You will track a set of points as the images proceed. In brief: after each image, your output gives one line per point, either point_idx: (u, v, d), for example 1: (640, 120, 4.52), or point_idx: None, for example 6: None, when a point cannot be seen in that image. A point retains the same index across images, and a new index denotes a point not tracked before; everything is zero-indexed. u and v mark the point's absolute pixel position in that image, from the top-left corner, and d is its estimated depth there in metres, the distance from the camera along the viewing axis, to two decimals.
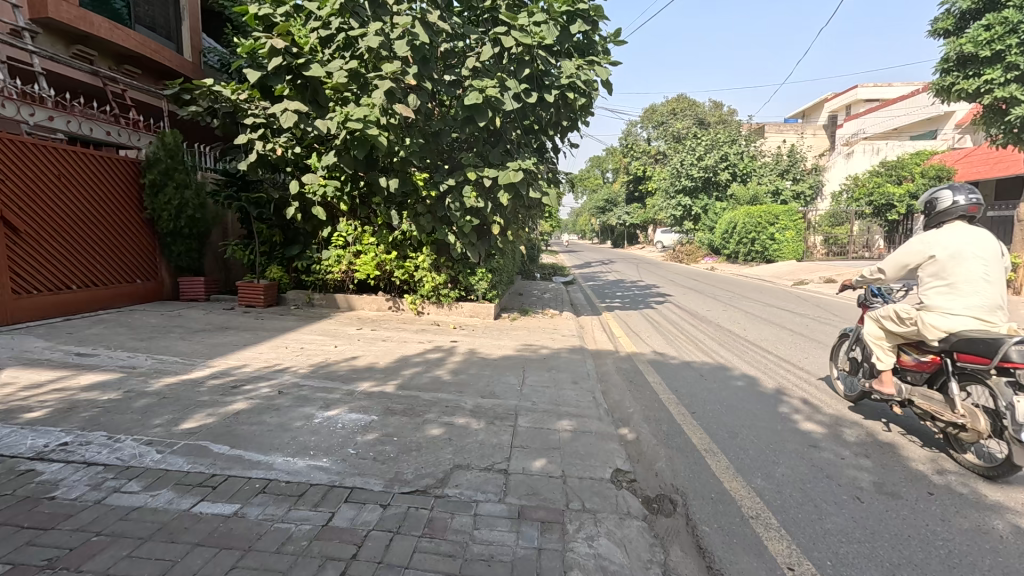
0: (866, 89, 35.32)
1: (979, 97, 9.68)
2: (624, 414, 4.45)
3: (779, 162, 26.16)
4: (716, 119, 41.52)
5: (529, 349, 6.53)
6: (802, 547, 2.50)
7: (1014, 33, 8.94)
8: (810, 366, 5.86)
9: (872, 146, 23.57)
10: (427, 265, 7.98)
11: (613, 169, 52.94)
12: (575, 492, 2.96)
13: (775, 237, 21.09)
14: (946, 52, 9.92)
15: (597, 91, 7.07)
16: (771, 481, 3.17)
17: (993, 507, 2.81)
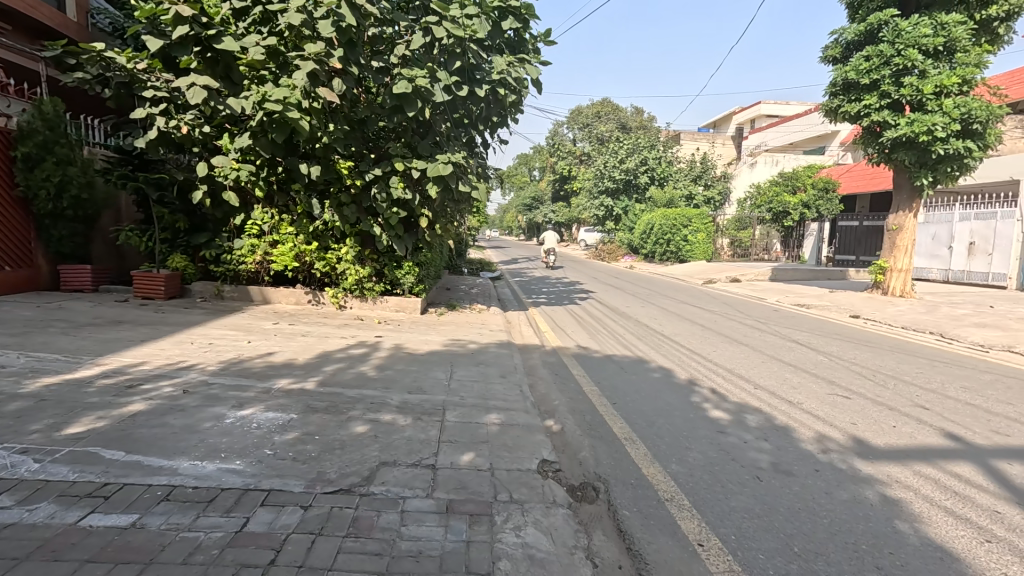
0: (768, 105, 38.59)
1: (859, 120, 10.89)
2: (550, 406, 4.58)
3: (693, 169, 27.94)
4: (638, 123, 43.52)
5: (457, 343, 6.51)
6: (710, 525, 2.71)
7: (888, 65, 10.20)
8: (718, 358, 6.35)
9: (772, 158, 25.75)
10: (350, 257, 7.66)
11: (540, 167, 53.96)
12: (504, 484, 3.01)
13: (687, 238, 22.55)
14: (833, 77, 11.07)
15: (526, 90, 7.17)
16: (684, 465, 3.40)
17: (867, 479, 3.21)
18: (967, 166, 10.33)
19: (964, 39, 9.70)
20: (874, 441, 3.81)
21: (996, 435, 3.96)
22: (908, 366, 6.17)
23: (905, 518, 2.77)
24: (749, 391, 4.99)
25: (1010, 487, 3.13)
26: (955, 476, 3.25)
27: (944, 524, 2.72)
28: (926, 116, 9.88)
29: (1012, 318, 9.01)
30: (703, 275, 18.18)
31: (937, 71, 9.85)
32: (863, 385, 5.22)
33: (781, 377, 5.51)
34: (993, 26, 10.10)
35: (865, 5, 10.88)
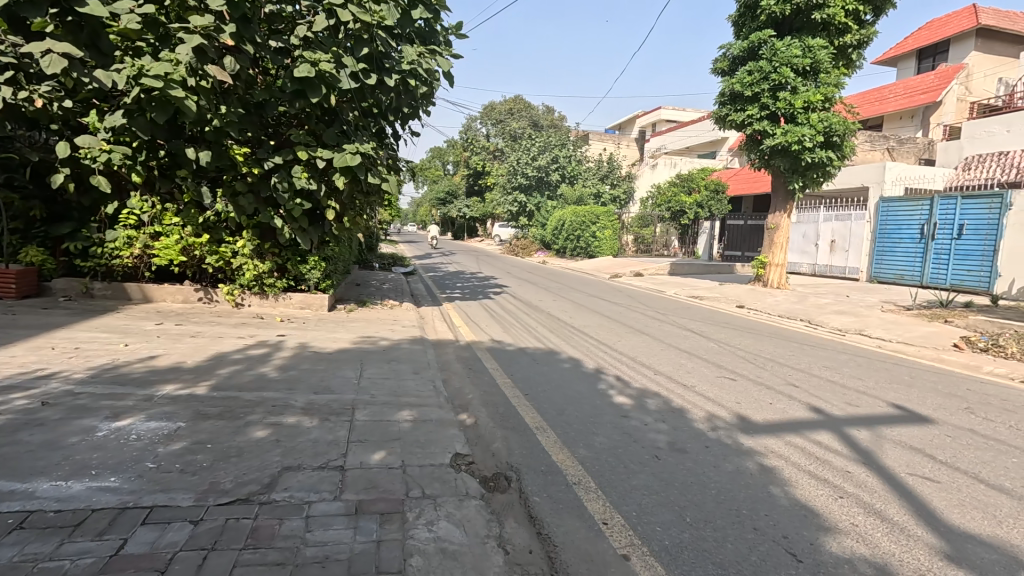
0: (668, 111, 41.41)
1: (743, 129, 12.03)
2: (464, 399, 4.60)
3: (601, 168, 29.27)
4: (549, 122, 44.64)
5: (367, 341, 6.31)
6: (614, 504, 2.88)
7: (766, 80, 11.37)
8: (622, 347, 6.73)
9: (671, 160, 27.55)
10: (247, 252, 7.11)
11: (453, 162, 53.55)
12: (417, 480, 2.97)
13: (596, 235, 23.59)
14: (722, 88, 12.12)
15: (439, 82, 7.07)
16: (591, 449, 3.57)
17: (748, 452, 3.58)
18: (829, 173, 11.81)
19: (827, 62, 11.04)
20: (754, 416, 4.26)
21: (849, 406, 4.59)
22: (782, 349, 6.95)
23: (778, 483, 3.13)
24: (649, 377, 5.35)
25: (858, 450, 3.65)
26: (817, 444, 3.73)
27: (808, 486, 3.11)
28: (797, 127, 11.14)
29: (862, 306, 10.48)
30: (610, 270, 19.13)
31: (806, 88, 11.13)
32: (746, 368, 5.81)
33: (677, 363, 5.97)
34: (848, 52, 11.59)
35: (748, 24, 11.99)
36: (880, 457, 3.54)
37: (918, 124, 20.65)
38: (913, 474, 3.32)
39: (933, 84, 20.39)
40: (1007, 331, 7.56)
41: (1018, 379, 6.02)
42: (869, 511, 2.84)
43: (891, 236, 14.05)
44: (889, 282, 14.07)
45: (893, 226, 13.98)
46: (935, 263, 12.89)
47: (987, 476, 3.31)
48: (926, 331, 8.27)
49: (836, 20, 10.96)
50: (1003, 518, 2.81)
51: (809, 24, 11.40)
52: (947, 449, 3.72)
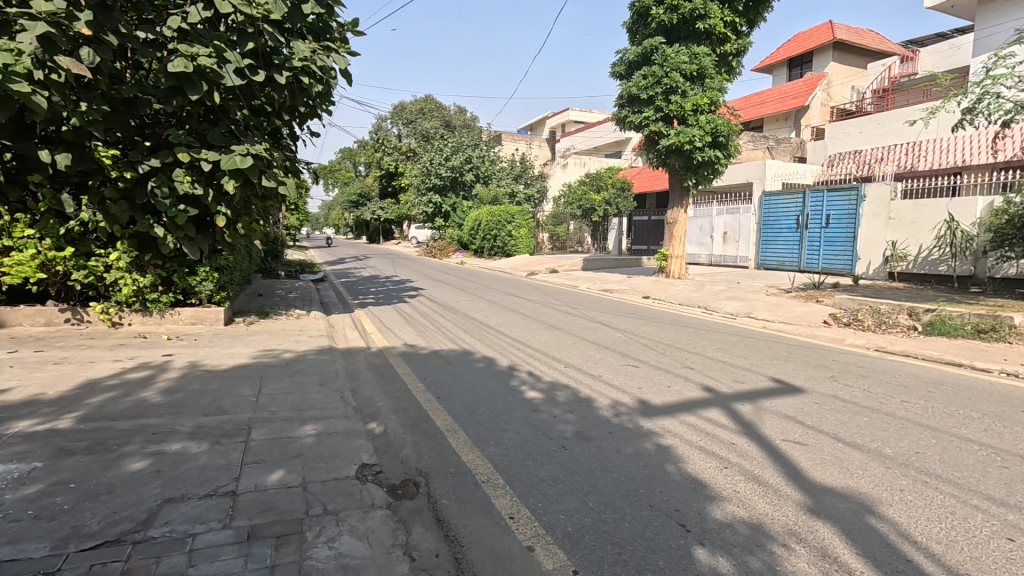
0: (575, 112, 43.02)
1: (642, 130, 12.78)
2: (373, 408, 4.46)
3: (514, 168, 29.65)
4: (461, 123, 44.46)
5: (269, 354, 5.92)
6: (521, 497, 2.94)
7: (659, 84, 12.15)
8: (536, 343, 6.87)
9: (580, 160, 28.74)
10: (123, 265, 6.39)
11: (364, 163, 51.78)
12: (318, 497, 2.84)
13: (512, 234, 23.92)
14: (620, 92, 12.79)
15: (335, 80, 6.77)
16: (501, 446, 3.62)
17: (648, 433, 3.81)
18: (718, 171, 12.84)
19: (711, 68, 11.97)
20: (654, 400, 4.54)
21: (736, 383, 5.04)
22: (682, 335, 7.46)
23: (672, 460, 3.37)
24: (560, 370, 5.53)
25: (742, 423, 4.01)
26: (708, 421, 4.05)
27: (698, 460, 3.37)
28: (688, 128, 12.00)
29: (751, 291, 11.52)
30: (527, 267, 19.50)
31: (693, 92, 12.02)
32: (648, 355, 6.18)
33: (586, 355, 6.21)
34: (729, 60, 12.66)
35: (641, 31, 12.73)
36: (760, 428, 3.92)
37: (792, 126, 23.10)
38: (786, 439, 3.71)
39: (801, 91, 22.84)
40: (864, 307, 8.68)
41: (872, 348, 6.94)
42: (749, 478, 3.13)
43: (773, 226, 15.58)
44: (773, 268, 15.58)
45: (774, 217, 15.51)
46: (809, 249, 14.48)
47: (845, 435, 3.79)
48: (802, 310, 9.27)
49: (717, 30, 11.93)
50: (856, 471, 3.22)
51: (694, 33, 12.30)
52: (813, 415, 4.20)
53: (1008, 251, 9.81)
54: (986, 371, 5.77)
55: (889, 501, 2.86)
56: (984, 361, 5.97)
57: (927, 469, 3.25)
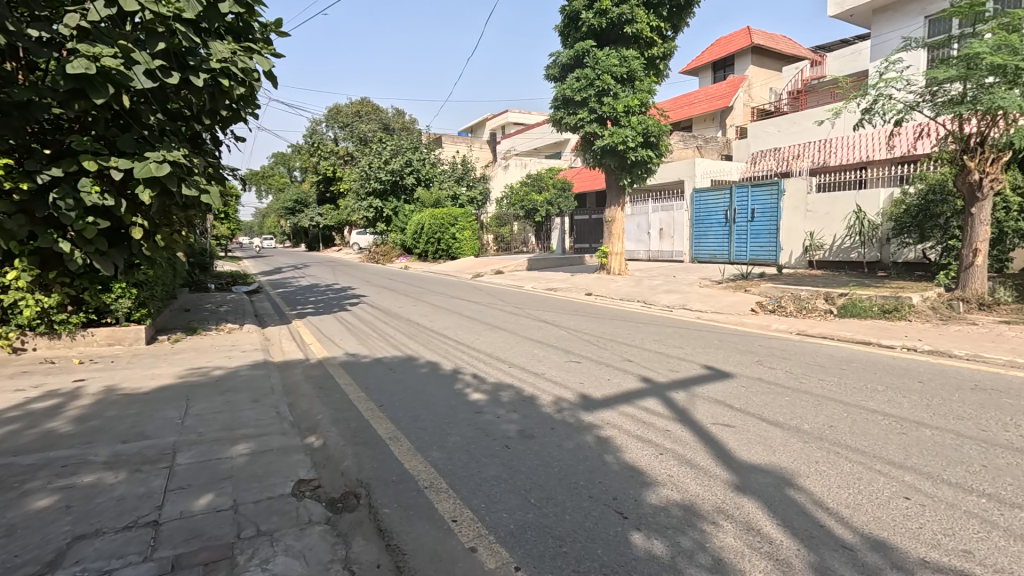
0: (514, 115, 43.53)
1: (578, 131, 13.09)
2: (311, 421, 4.31)
3: (456, 170, 28.96)
4: (400, 126, 43.75)
5: (197, 373, 5.59)
6: (464, 500, 2.94)
7: (592, 86, 12.49)
8: (481, 345, 6.88)
9: (521, 162, 29.11)
10: (24, 284, 5.84)
11: (300, 168, 49.90)
12: (250, 518, 2.72)
13: (456, 237, 23.80)
14: (555, 94, 13.07)
15: (258, 82, 6.48)
16: (444, 450, 3.61)
17: (589, 427, 3.91)
18: (651, 170, 13.37)
19: (640, 71, 12.43)
20: (594, 394, 4.67)
21: (672, 372, 5.27)
22: (622, 330, 7.69)
23: (611, 451, 3.48)
24: (504, 371, 5.56)
25: (677, 410, 4.20)
26: (645, 410, 4.22)
27: (635, 448, 3.50)
28: (621, 129, 12.40)
29: (686, 283, 12.05)
30: (472, 270, 19.42)
31: (625, 93, 12.44)
32: (590, 350, 6.35)
33: (530, 354, 6.29)
34: (657, 63, 13.20)
35: (573, 34, 13.03)
36: (692, 413, 4.12)
37: (718, 125, 24.39)
38: (716, 422, 3.93)
39: (725, 92, 24.21)
40: (786, 294, 9.32)
41: (794, 332, 7.47)
42: (682, 461, 3.29)
43: (704, 221, 16.37)
44: (706, 260, 16.36)
45: (705, 213, 16.30)
46: (738, 241, 15.30)
47: (768, 415, 4.05)
48: (733, 300, 9.81)
49: (644, 35, 12.40)
50: (778, 447, 3.45)
51: (623, 37, 12.73)
52: (741, 398, 4.47)
53: (907, 238, 10.82)
54: (891, 347, 6.35)
55: (806, 473, 3.09)
56: (889, 338, 6.57)
57: (839, 440, 3.54)
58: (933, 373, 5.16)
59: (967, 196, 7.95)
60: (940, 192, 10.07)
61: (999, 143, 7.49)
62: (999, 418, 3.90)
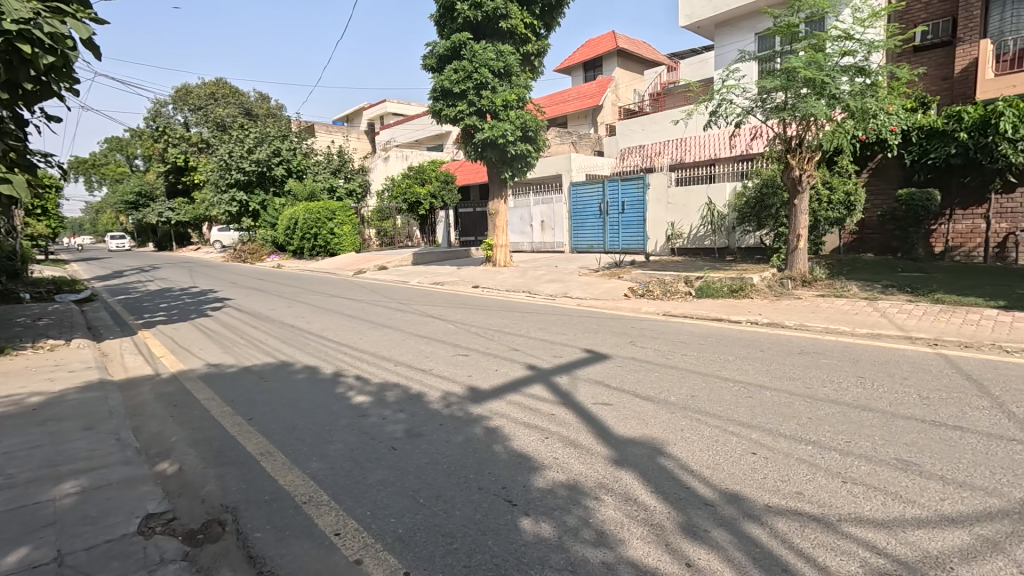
0: (393, 104, 42.13)
1: (457, 123, 13.00)
2: (164, 445, 3.76)
3: (331, 162, 27.37)
4: (264, 111, 39.99)
5: (6, 402, 4.59)
6: (347, 510, 2.76)
7: (470, 79, 12.47)
8: (364, 345, 6.55)
9: (402, 153, 28.15)
10: None
11: (142, 156, 43.40)
12: (80, 569, 2.29)
13: (334, 232, 22.41)
14: (433, 85, 12.82)
15: (74, 51, 5.44)
16: (325, 459, 3.37)
17: (478, 419, 3.91)
18: (530, 164, 13.74)
19: (515, 66, 12.68)
20: (482, 385, 4.69)
21: (555, 358, 5.48)
22: (508, 320, 7.82)
23: (499, 441, 3.51)
24: (389, 370, 5.35)
25: (560, 394, 4.37)
26: (532, 397, 4.33)
27: (522, 435, 3.58)
28: (500, 123, 12.58)
29: (566, 273, 12.63)
30: (353, 266, 18.46)
31: (502, 88, 12.61)
32: (477, 342, 6.37)
33: (417, 350, 6.13)
34: (531, 59, 13.58)
35: (448, 25, 12.84)
36: (575, 396, 4.32)
37: (590, 123, 25.85)
38: (596, 402, 4.16)
39: (595, 91, 25.73)
40: (653, 279, 10.19)
41: (661, 313, 8.20)
42: (567, 443, 3.42)
43: (581, 213, 17.28)
44: (584, 250, 17.29)
45: (581, 205, 17.22)
46: (611, 232, 16.37)
47: (640, 391, 4.39)
48: (608, 287, 10.49)
49: (518, 30, 12.64)
50: (649, 420, 3.75)
51: (498, 32, 12.86)
52: (618, 377, 4.79)
53: (748, 226, 12.44)
54: (738, 322, 7.26)
55: (673, 441, 3.39)
56: (736, 315, 7.50)
57: (699, 408, 3.95)
58: (770, 343, 5.98)
59: (791, 189, 9.33)
60: (771, 186, 11.69)
61: (812, 145, 8.88)
62: (818, 376, 4.64)
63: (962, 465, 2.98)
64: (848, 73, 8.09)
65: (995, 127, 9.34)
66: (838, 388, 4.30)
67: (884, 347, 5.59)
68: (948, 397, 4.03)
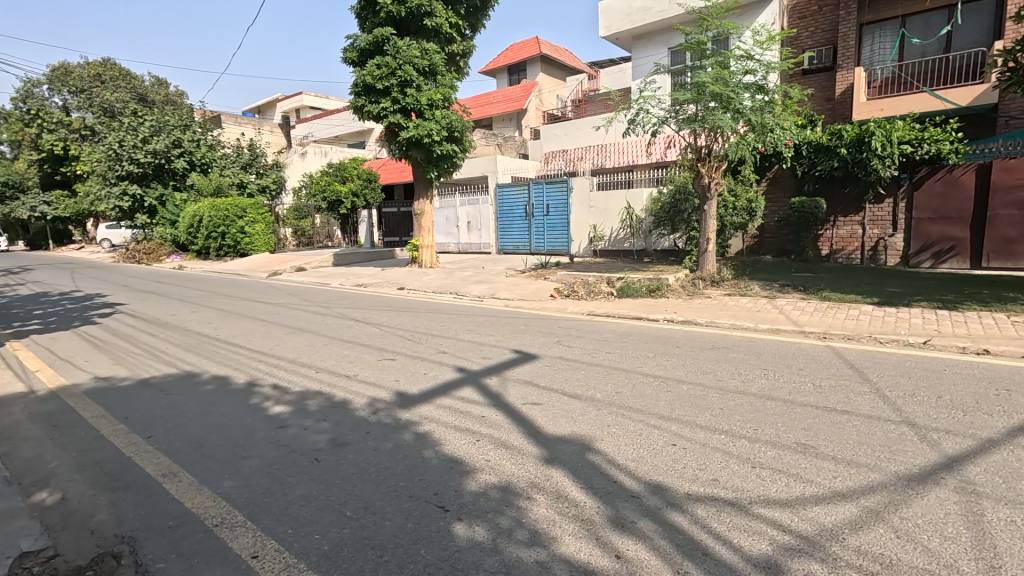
0: (309, 97, 40.11)
1: (381, 120, 12.61)
2: (41, 472, 3.29)
3: (240, 155, 25.47)
4: (162, 98, 36.48)
5: None
6: (266, 530, 2.57)
7: (394, 75, 12.15)
8: (281, 352, 6.16)
9: (321, 150, 26.95)
10: None
11: (8, 143, 37.87)
12: None
13: (245, 230, 20.82)
14: (355, 79, 12.34)
15: None
16: (240, 477, 3.12)
17: (407, 424, 3.80)
18: (456, 165, 13.66)
19: (441, 65, 12.53)
20: (410, 389, 4.58)
21: (484, 359, 5.47)
22: (436, 322, 7.70)
23: (430, 445, 3.44)
24: (310, 377, 5.07)
25: (491, 396, 4.37)
26: (462, 400, 4.29)
27: (454, 438, 3.53)
28: (425, 122, 12.40)
29: (494, 274, 12.67)
30: (267, 267, 17.33)
31: (427, 87, 12.42)
32: (404, 345, 6.21)
33: (340, 355, 5.86)
34: (457, 60, 13.49)
35: (370, 19, 12.42)
36: (505, 396, 4.34)
37: (515, 126, 26.16)
38: (526, 402, 4.20)
39: (520, 95, 26.10)
40: (578, 280, 10.50)
41: (586, 313, 8.47)
42: (498, 444, 3.43)
43: (507, 215, 17.44)
44: (510, 251, 17.47)
45: (508, 207, 17.37)
46: (536, 234, 16.68)
47: (568, 389, 4.49)
48: (535, 287, 10.67)
49: (444, 30, 12.51)
50: (577, 417, 3.85)
51: (423, 29, 12.64)
52: (546, 376, 4.88)
53: (663, 229, 13.19)
54: (656, 320, 7.67)
55: (600, 437, 3.51)
56: (655, 314, 7.91)
57: (623, 403, 4.12)
58: (685, 339, 6.38)
59: (701, 196, 10.02)
60: (684, 192, 12.49)
61: (720, 155, 9.58)
62: (729, 370, 5.01)
63: (848, 444, 3.35)
64: (750, 91, 8.82)
65: (868, 145, 10.59)
66: (746, 380, 4.67)
67: (783, 341, 6.16)
68: (836, 385, 4.51)
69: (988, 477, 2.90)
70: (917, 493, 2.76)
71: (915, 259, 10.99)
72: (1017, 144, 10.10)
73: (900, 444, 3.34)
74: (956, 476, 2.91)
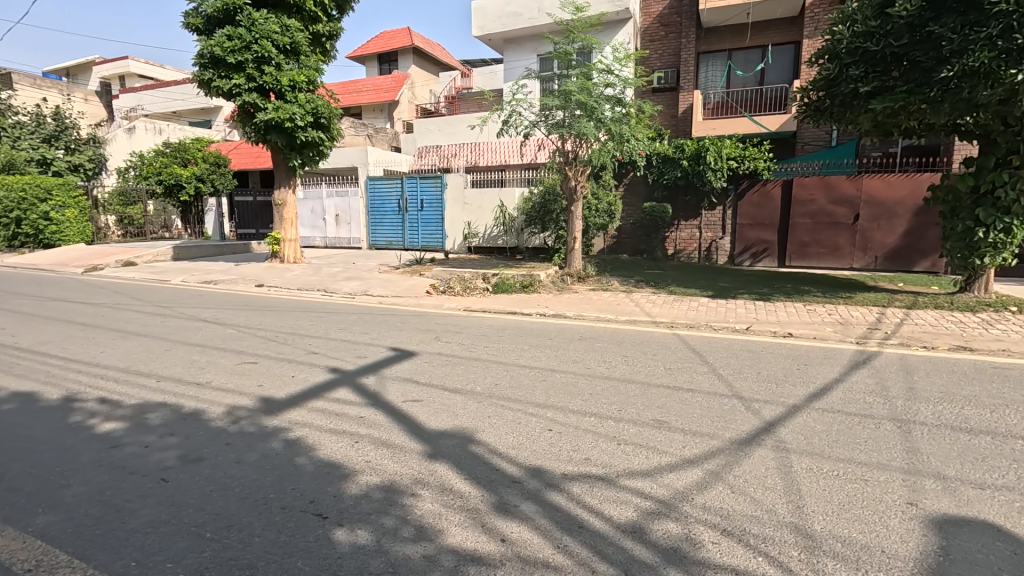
0: (137, 64, 34.45)
1: (232, 98, 11.33)
2: None
3: (42, 125, 20.86)
4: None
5: None
6: (101, 566, 2.20)
7: (248, 49, 10.99)
8: (109, 359, 5.24)
9: (154, 125, 23.21)
10: None
11: None
12: None
13: (50, 216, 17.23)
14: (200, 48, 10.92)
15: None
16: (60, 510, 2.61)
17: (275, 432, 3.50)
18: (323, 153, 12.82)
19: (305, 45, 11.60)
20: (276, 394, 4.21)
21: (359, 358, 5.24)
22: (304, 321, 7.17)
23: (303, 452, 3.21)
24: (150, 387, 4.40)
25: (368, 396, 4.20)
26: (336, 401, 4.06)
27: (329, 442, 3.33)
28: (287, 105, 11.43)
29: (365, 270, 12.15)
30: (83, 262, 14.48)
31: (288, 66, 11.43)
32: (267, 347, 5.68)
33: (188, 361, 5.17)
34: (323, 41, 12.60)
35: None
36: (384, 395, 4.21)
37: (386, 117, 25.23)
38: (406, 400, 4.12)
39: (391, 86, 25.28)
40: (453, 276, 10.53)
41: (462, 308, 8.54)
42: (379, 444, 3.32)
43: (378, 209, 16.82)
44: (383, 247, 16.93)
45: (379, 201, 16.74)
46: (410, 229, 16.37)
47: (449, 384, 4.50)
48: (410, 283, 10.46)
49: (307, 7, 11.61)
50: (459, 411, 3.88)
51: (282, 3, 11.59)
52: (425, 372, 4.83)
53: (534, 228, 13.81)
54: (529, 314, 8.02)
55: (482, 428, 3.58)
56: (527, 308, 8.26)
57: (502, 395, 4.25)
58: (556, 331, 6.78)
59: (568, 197, 10.67)
60: (552, 193, 13.19)
61: (584, 160, 10.32)
62: (595, 358, 5.45)
63: (694, 417, 3.86)
64: (610, 102, 9.62)
65: (704, 159, 12.22)
66: (610, 366, 5.12)
67: (640, 331, 6.87)
68: (682, 367, 5.16)
69: (795, 436, 3.55)
70: (746, 454, 3.29)
71: (739, 258, 12.98)
72: (810, 165, 12.17)
73: (732, 414, 3.94)
74: (772, 437, 3.53)
